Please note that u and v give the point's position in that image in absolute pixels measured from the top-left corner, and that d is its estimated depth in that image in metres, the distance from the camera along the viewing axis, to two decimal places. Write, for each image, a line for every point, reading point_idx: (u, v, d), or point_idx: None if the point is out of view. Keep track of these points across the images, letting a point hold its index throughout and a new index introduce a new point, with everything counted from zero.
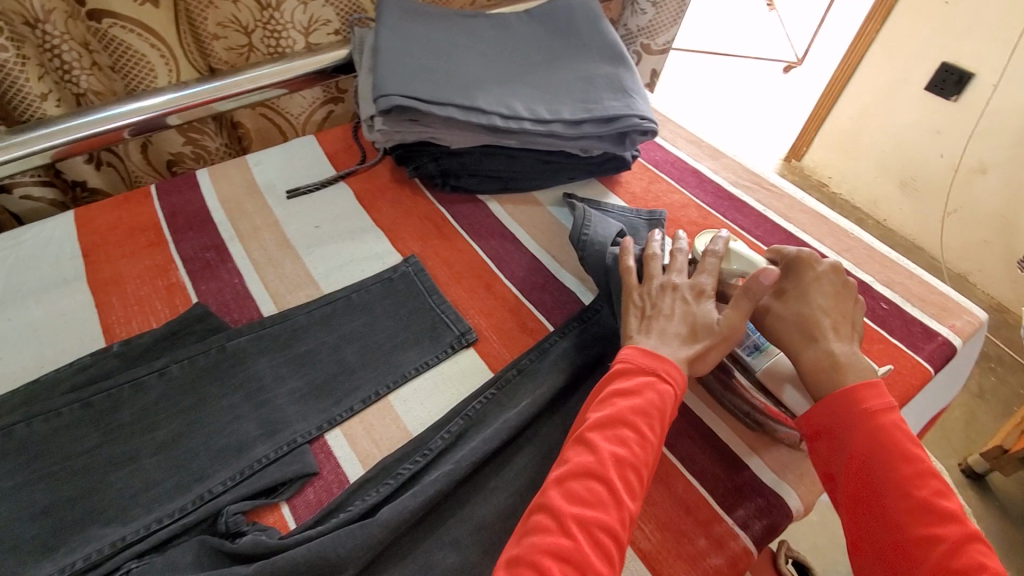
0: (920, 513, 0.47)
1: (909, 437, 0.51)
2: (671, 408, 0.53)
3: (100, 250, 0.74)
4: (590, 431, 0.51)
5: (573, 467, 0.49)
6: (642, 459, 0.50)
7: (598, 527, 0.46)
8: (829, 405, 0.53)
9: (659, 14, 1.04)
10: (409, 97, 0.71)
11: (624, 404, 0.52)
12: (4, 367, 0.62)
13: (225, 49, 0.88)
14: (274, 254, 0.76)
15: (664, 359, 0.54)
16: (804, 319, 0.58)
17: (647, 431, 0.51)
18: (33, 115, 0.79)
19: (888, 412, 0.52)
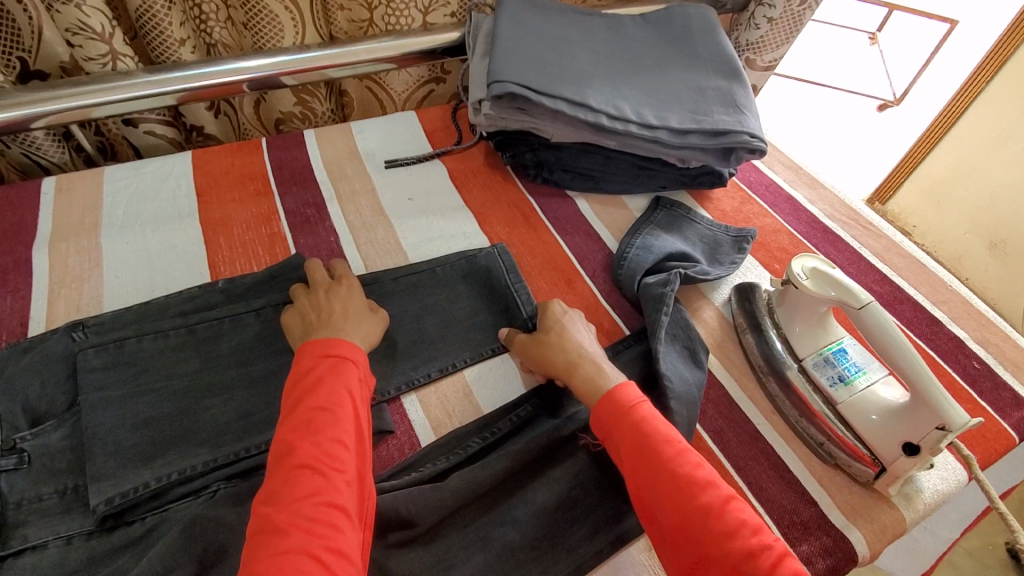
0: (707, 505, 0.46)
1: (647, 423, 0.52)
2: (357, 384, 0.53)
3: (212, 192, 0.80)
4: (291, 427, 0.49)
5: (287, 461, 0.46)
6: (355, 440, 0.49)
7: (326, 509, 0.44)
8: (602, 411, 0.53)
9: (772, 32, 1.01)
10: (522, 85, 0.72)
11: (312, 396, 0.51)
12: (121, 285, 0.68)
13: (347, 20, 0.93)
14: (369, 219, 0.79)
15: (338, 343, 0.55)
16: (562, 347, 0.60)
17: (348, 411, 0.50)
18: (169, 58, 0.84)
19: (637, 404, 0.53)
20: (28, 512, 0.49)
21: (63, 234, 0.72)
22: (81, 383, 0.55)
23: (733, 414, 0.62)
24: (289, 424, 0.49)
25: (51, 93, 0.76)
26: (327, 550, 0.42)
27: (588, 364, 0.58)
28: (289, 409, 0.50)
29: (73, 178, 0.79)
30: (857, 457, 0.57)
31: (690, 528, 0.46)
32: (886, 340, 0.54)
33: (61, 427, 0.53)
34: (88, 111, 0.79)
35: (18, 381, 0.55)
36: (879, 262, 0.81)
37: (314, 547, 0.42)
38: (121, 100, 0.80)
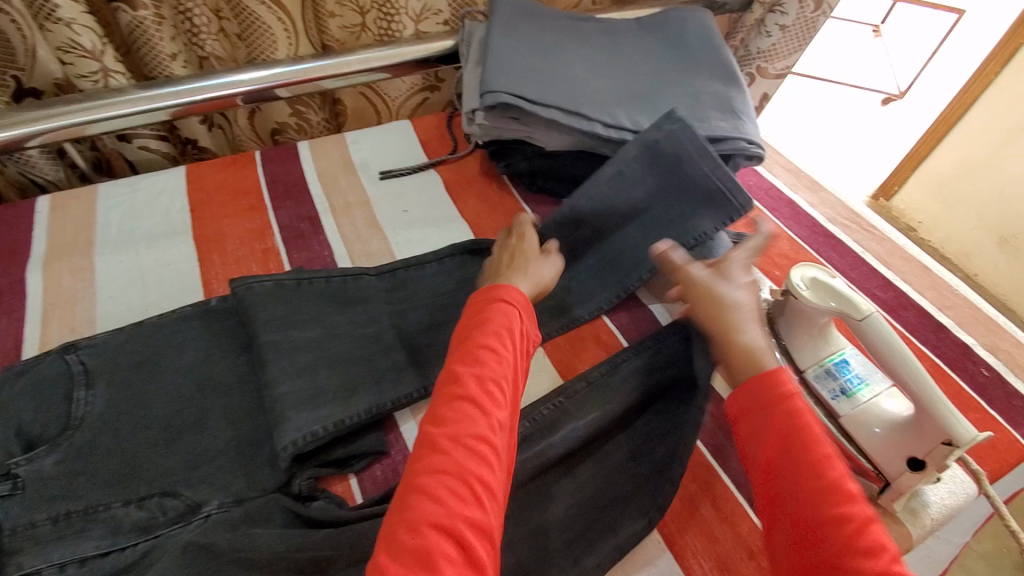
0: (831, 495, 0.42)
1: (803, 412, 0.46)
2: (522, 331, 0.53)
3: (205, 207, 0.79)
4: (458, 359, 0.50)
5: (452, 389, 0.48)
6: (500, 374, 0.49)
7: (480, 442, 0.45)
8: (751, 387, 0.48)
9: (784, 40, 1.01)
10: (514, 95, 0.71)
11: (483, 334, 0.51)
12: (115, 305, 0.67)
13: (339, 28, 0.91)
14: (363, 232, 0.79)
15: (503, 287, 0.56)
16: (723, 309, 0.55)
17: (511, 356, 0.51)
18: (162, 73, 0.84)
19: (796, 394, 0.47)
20: (19, 541, 0.48)
21: (57, 253, 0.72)
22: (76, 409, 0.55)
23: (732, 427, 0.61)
24: (456, 356, 0.50)
25: (43, 112, 0.76)
26: (477, 483, 0.43)
27: (744, 331, 0.52)
28: (462, 342, 0.52)
29: (68, 196, 0.79)
30: (858, 471, 0.57)
31: (817, 533, 0.41)
32: (883, 354, 0.53)
33: (54, 452, 0.53)
34: (82, 129, 0.79)
35: (10, 405, 0.54)
36: (883, 267, 0.79)
37: (468, 478, 0.43)
38: (114, 117, 0.79)
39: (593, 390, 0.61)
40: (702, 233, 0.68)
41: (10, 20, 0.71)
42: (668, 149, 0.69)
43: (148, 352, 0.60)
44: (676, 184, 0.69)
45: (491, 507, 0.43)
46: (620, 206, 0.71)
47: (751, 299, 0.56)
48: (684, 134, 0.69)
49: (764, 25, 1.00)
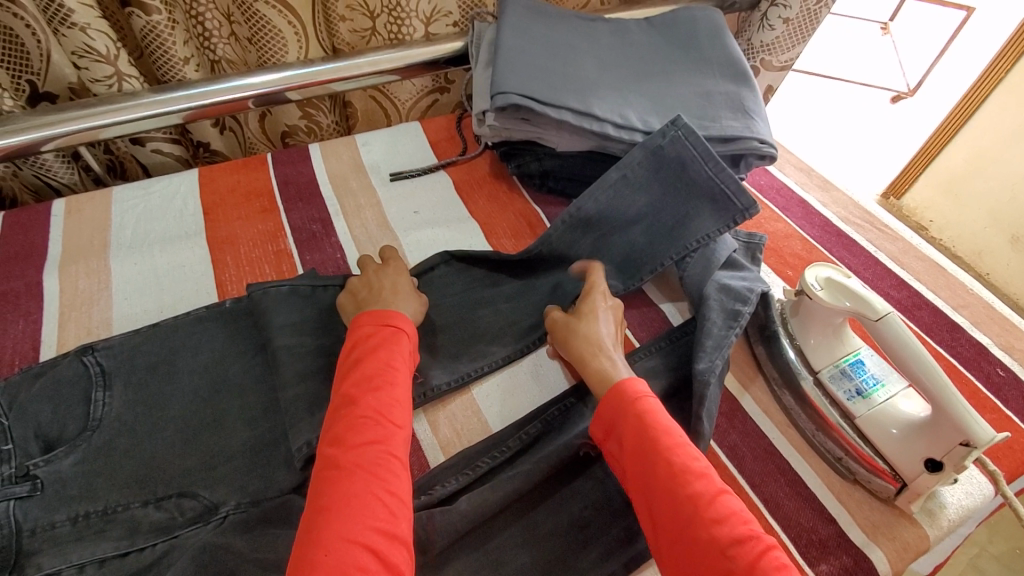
0: (682, 478, 0.46)
1: (650, 417, 0.50)
2: (409, 352, 0.56)
3: (218, 210, 0.80)
4: (353, 380, 0.52)
5: (341, 407, 0.50)
6: (397, 394, 0.52)
7: (386, 457, 0.47)
8: (612, 405, 0.52)
9: (788, 34, 1.00)
10: (526, 96, 0.71)
11: (380, 354, 0.54)
12: (130, 307, 0.68)
13: (350, 31, 0.93)
14: (375, 233, 0.79)
15: (392, 313, 0.58)
16: (589, 337, 0.59)
17: (405, 374, 0.54)
18: (174, 77, 0.84)
19: (643, 398, 0.52)
20: (40, 541, 0.49)
21: (73, 256, 0.73)
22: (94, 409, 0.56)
23: (747, 427, 0.61)
24: (345, 379, 0.52)
25: (58, 117, 0.77)
26: (385, 493, 0.45)
27: (600, 358, 0.57)
28: (350, 361, 0.54)
29: (83, 199, 0.80)
30: (876, 472, 0.56)
31: (679, 516, 0.45)
32: (899, 356, 0.53)
33: (73, 453, 0.53)
34: (95, 133, 0.79)
35: (29, 407, 0.55)
36: (896, 266, 0.79)
37: (379, 492, 0.45)
38: (127, 121, 0.80)
39: None
40: (703, 235, 0.68)
41: (24, 25, 0.72)
42: (672, 153, 0.68)
43: (165, 353, 0.61)
44: (681, 187, 0.68)
45: (401, 513, 0.45)
46: (625, 211, 0.70)
47: (612, 331, 0.61)
48: (689, 139, 0.68)
49: (767, 17, 0.99)
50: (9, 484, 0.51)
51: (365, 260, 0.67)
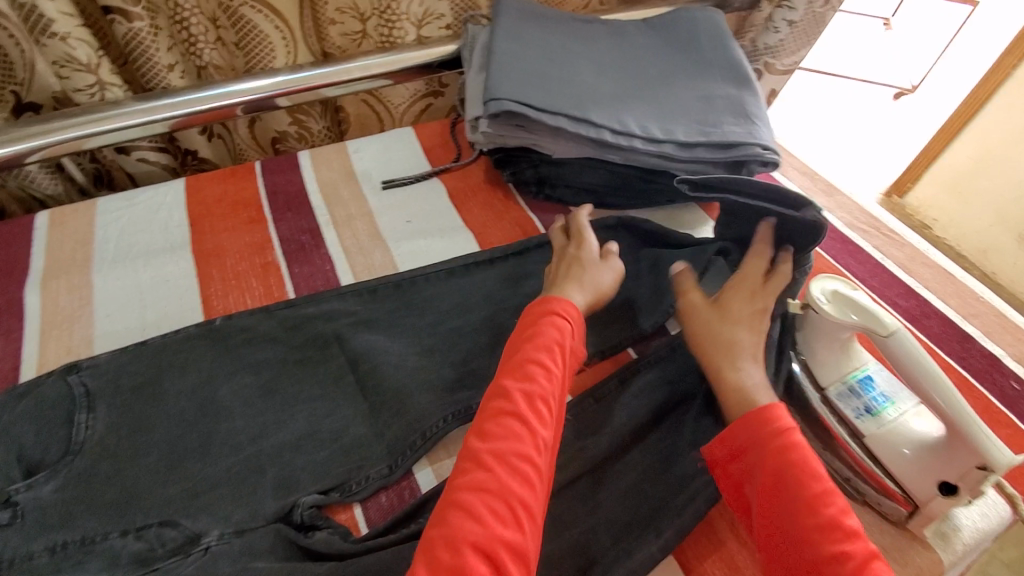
0: (830, 530, 0.44)
1: (803, 454, 0.48)
2: (572, 345, 0.56)
3: (205, 221, 0.78)
4: (508, 375, 0.53)
5: (499, 408, 0.50)
6: (550, 392, 0.52)
7: (522, 463, 0.47)
8: (749, 425, 0.51)
9: (792, 37, 0.98)
10: (520, 103, 0.69)
11: (538, 353, 0.54)
12: (112, 324, 0.66)
13: (340, 34, 0.88)
14: (366, 244, 0.77)
15: (556, 300, 0.59)
16: (726, 346, 0.57)
17: (559, 370, 0.54)
18: (159, 85, 0.82)
19: (792, 430, 0.49)
20: (14, 574, 0.47)
21: (54, 271, 0.71)
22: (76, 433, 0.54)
23: None
24: (506, 373, 0.53)
25: (40, 129, 0.75)
26: (518, 506, 0.45)
27: (737, 371, 0.55)
28: (516, 358, 0.54)
29: (67, 212, 0.78)
30: (887, 494, 0.54)
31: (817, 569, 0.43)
32: (913, 377, 0.50)
33: (51, 480, 0.51)
34: (81, 144, 0.77)
35: (12, 427, 0.53)
36: (904, 274, 0.76)
37: (511, 499, 0.45)
38: (112, 131, 0.78)
39: (603, 408, 0.60)
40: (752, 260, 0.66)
41: (8, 36, 0.71)
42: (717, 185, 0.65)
43: (150, 373, 0.60)
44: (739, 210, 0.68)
45: (530, 530, 0.45)
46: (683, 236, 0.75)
47: (760, 336, 0.59)
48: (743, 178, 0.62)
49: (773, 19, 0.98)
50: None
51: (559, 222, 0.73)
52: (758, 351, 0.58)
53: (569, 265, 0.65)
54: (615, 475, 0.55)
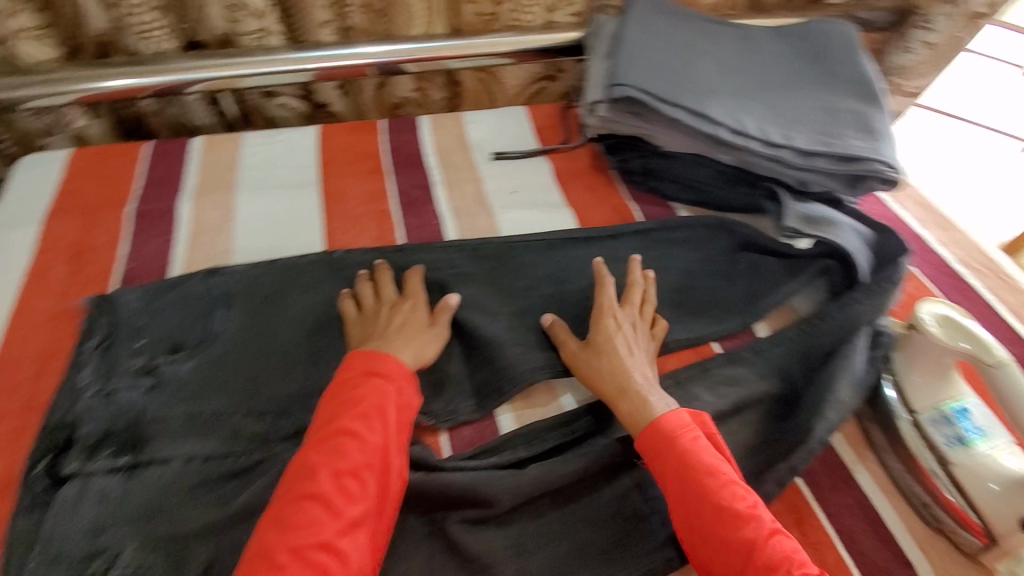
0: (728, 519, 0.48)
1: (692, 449, 0.52)
2: (398, 405, 0.53)
3: (332, 165, 0.86)
4: (314, 449, 0.49)
5: (300, 474, 0.48)
6: (365, 460, 0.49)
7: (322, 552, 0.44)
8: (650, 436, 0.53)
9: (927, 57, 0.98)
10: (642, 91, 0.72)
11: (348, 416, 0.51)
12: (248, 242, 0.75)
13: (474, 13, 0.93)
14: (472, 207, 0.82)
15: (386, 359, 0.56)
16: (613, 371, 0.59)
17: (377, 436, 0.50)
18: (308, 38, 0.90)
19: (682, 436, 0.53)
20: (157, 428, 0.55)
21: (205, 189, 0.80)
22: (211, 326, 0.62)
23: (826, 455, 0.59)
24: (310, 449, 0.49)
25: (202, 63, 0.86)
26: None
27: (632, 386, 0.57)
28: (325, 423, 0.51)
29: (217, 140, 0.87)
30: (966, 524, 0.53)
31: (726, 555, 0.47)
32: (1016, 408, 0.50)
33: (191, 359, 0.60)
34: (236, 81, 0.89)
35: (162, 312, 0.64)
36: (1017, 320, 0.73)
37: None
38: (260, 75, 0.88)
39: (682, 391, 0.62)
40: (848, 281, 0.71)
41: None
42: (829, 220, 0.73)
43: (278, 287, 0.67)
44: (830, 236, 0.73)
45: None
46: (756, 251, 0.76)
47: (638, 345, 0.62)
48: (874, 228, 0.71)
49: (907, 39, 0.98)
50: (137, 376, 0.59)
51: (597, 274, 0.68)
52: (641, 359, 0.61)
53: (372, 335, 0.60)
54: None
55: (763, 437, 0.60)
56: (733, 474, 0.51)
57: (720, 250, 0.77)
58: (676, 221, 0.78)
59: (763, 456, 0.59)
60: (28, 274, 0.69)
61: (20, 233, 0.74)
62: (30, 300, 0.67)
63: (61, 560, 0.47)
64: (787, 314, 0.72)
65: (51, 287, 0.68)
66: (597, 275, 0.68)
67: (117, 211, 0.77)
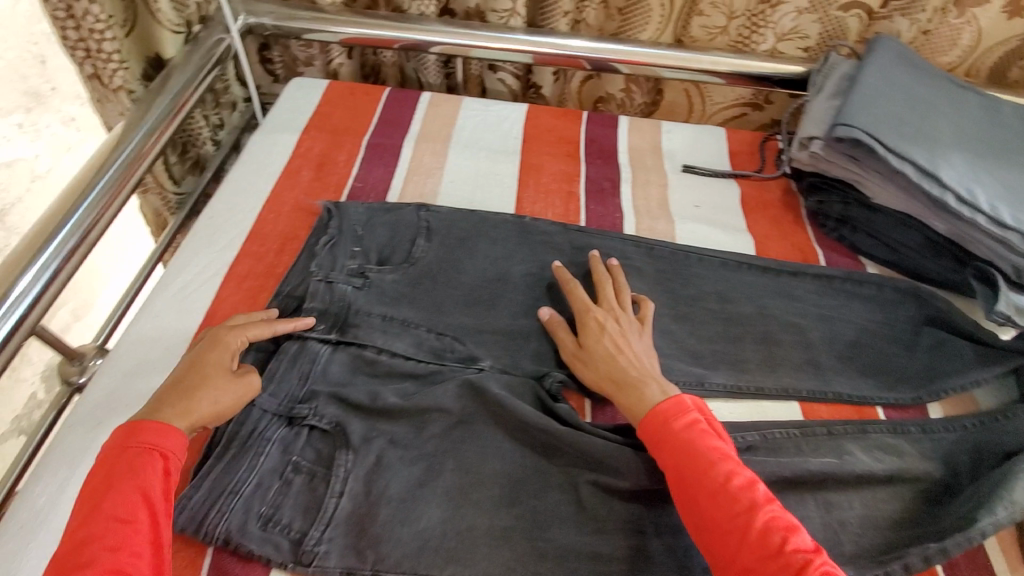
0: (720, 498, 0.49)
1: (689, 434, 0.53)
2: (163, 475, 0.48)
3: (534, 141, 0.93)
4: (72, 548, 0.44)
5: (67, 560, 0.44)
6: (132, 548, 0.45)
7: None
8: (650, 422, 0.55)
9: None
10: (870, 136, 0.72)
11: (107, 502, 0.46)
12: (453, 190, 0.84)
13: (701, 27, 0.96)
14: (653, 210, 0.85)
15: (139, 433, 0.49)
16: (611, 369, 0.60)
17: (146, 511, 0.46)
18: (552, 26, 0.97)
19: (678, 423, 0.54)
20: (360, 318, 0.64)
21: (425, 137, 0.92)
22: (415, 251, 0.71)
23: (979, 556, 0.56)
24: (68, 551, 0.44)
25: (446, 29, 0.96)
26: None
27: (626, 380, 0.59)
28: (84, 520, 0.46)
29: (443, 98, 0.99)
30: None
31: (726, 537, 0.47)
32: None
33: (395, 274, 0.69)
34: (466, 51, 0.98)
35: (375, 228, 0.73)
36: None
37: None
38: (491, 49, 0.97)
39: (835, 441, 0.61)
40: None
41: None
42: None
43: (471, 232, 0.74)
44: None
45: None
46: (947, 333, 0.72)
47: (627, 335, 0.63)
48: None
49: None
50: (351, 276, 0.67)
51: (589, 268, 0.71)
52: (631, 346, 0.62)
53: (193, 364, 0.55)
54: (823, 501, 0.57)
55: (910, 515, 0.57)
56: (729, 455, 0.52)
57: (903, 318, 0.73)
58: (864, 276, 0.75)
59: (906, 533, 0.56)
60: (282, 171, 0.84)
61: (282, 137, 0.89)
62: (282, 192, 0.82)
63: (273, 394, 0.58)
64: (966, 403, 0.68)
65: (298, 187, 0.83)
66: (561, 286, 0.69)
67: (355, 139, 0.90)
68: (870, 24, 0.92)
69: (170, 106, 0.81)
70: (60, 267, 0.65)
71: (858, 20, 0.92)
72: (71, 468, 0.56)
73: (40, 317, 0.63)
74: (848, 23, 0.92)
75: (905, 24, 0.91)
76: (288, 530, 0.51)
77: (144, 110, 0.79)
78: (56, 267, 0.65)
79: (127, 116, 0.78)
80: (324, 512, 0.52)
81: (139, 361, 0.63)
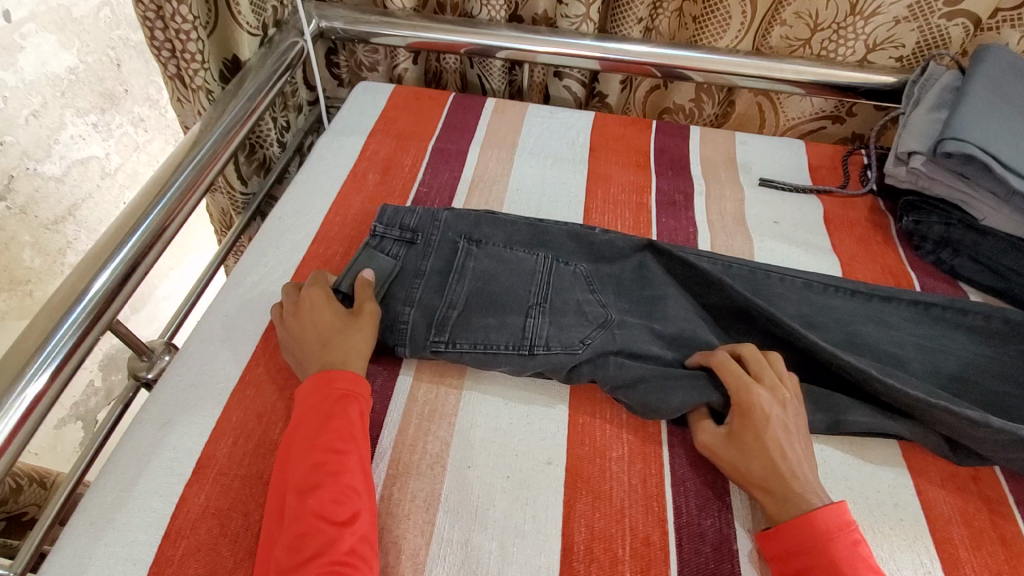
0: None
1: (850, 556, 0.47)
2: (361, 414, 0.55)
3: (602, 150, 0.90)
4: (302, 466, 0.51)
5: (300, 484, 0.50)
6: (347, 477, 0.50)
7: (333, 565, 0.46)
8: (803, 527, 0.49)
9: None
10: (983, 151, 0.67)
11: (324, 435, 0.52)
12: (520, 198, 0.82)
13: (781, 37, 0.93)
14: (729, 225, 0.80)
15: (333, 381, 0.56)
16: (795, 463, 0.53)
17: (357, 445, 0.53)
18: (621, 31, 0.95)
19: (839, 535, 0.48)
20: (446, 314, 0.63)
21: (490, 143, 0.90)
22: (425, 240, 0.69)
23: None
24: (303, 467, 0.51)
25: (514, 35, 0.94)
26: None
27: (785, 466, 0.52)
28: (301, 455, 0.52)
29: (507, 105, 0.97)
30: None
31: None
32: None
33: (419, 276, 0.66)
34: (531, 56, 0.95)
35: (383, 240, 0.68)
36: None
37: None
38: (559, 55, 0.94)
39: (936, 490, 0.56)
40: None
41: None
42: None
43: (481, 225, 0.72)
44: None
45: None
46: None
47: (795, 424, 0.55)
48: None
49: None
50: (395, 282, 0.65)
51: (717, 357, 0.59)
52: (793, 424, 0.55)
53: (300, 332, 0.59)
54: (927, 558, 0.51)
55: None
56: None
57: (1016, 353, 0.66)
58: (968, 305, 0.68)
59: None
60: (348, 174, 0.84)
61: (347, 140, 0.89)
62: (349, 196, 0.81)
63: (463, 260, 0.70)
64: None
65: (364, 190, 0.82)
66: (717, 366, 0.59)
67: (421, 144, 0.89)
68: (974, 35, 0.86)
69: (245, 107, 0.81)
70: (138, 262, 0.66)
71: (963, 29, 0.85)
72: (139, 467, 0.55)
73: (117, 312, 0.63)
74: (950, 32, 0.85)
75: (1016, 35, 0.84)
76: (535, 312, 0.63)
77: (219, 112, 0.80)
78: (134, 263, 0.65)
79: (203, 118, 0.79)
80: (537, 312, 0.63)
81: (208, 361, 0.62)
